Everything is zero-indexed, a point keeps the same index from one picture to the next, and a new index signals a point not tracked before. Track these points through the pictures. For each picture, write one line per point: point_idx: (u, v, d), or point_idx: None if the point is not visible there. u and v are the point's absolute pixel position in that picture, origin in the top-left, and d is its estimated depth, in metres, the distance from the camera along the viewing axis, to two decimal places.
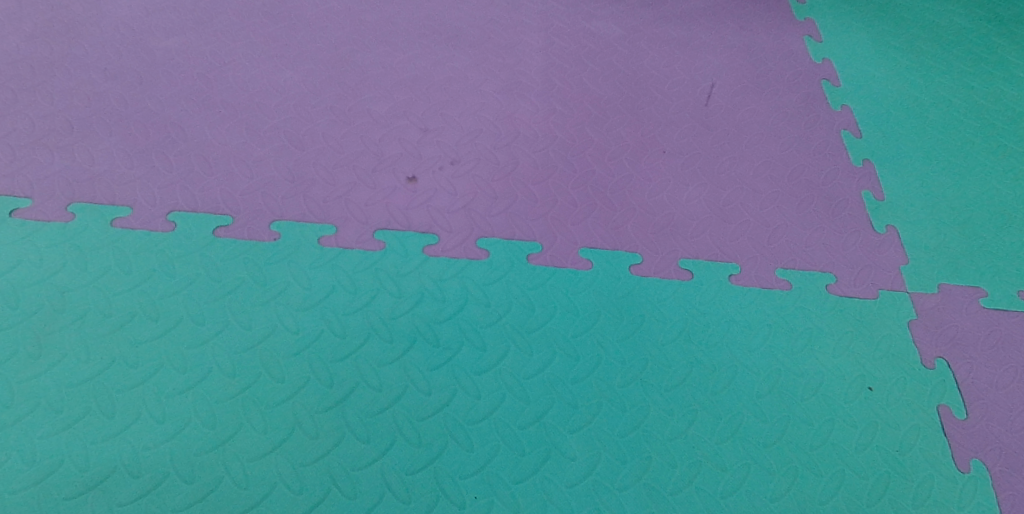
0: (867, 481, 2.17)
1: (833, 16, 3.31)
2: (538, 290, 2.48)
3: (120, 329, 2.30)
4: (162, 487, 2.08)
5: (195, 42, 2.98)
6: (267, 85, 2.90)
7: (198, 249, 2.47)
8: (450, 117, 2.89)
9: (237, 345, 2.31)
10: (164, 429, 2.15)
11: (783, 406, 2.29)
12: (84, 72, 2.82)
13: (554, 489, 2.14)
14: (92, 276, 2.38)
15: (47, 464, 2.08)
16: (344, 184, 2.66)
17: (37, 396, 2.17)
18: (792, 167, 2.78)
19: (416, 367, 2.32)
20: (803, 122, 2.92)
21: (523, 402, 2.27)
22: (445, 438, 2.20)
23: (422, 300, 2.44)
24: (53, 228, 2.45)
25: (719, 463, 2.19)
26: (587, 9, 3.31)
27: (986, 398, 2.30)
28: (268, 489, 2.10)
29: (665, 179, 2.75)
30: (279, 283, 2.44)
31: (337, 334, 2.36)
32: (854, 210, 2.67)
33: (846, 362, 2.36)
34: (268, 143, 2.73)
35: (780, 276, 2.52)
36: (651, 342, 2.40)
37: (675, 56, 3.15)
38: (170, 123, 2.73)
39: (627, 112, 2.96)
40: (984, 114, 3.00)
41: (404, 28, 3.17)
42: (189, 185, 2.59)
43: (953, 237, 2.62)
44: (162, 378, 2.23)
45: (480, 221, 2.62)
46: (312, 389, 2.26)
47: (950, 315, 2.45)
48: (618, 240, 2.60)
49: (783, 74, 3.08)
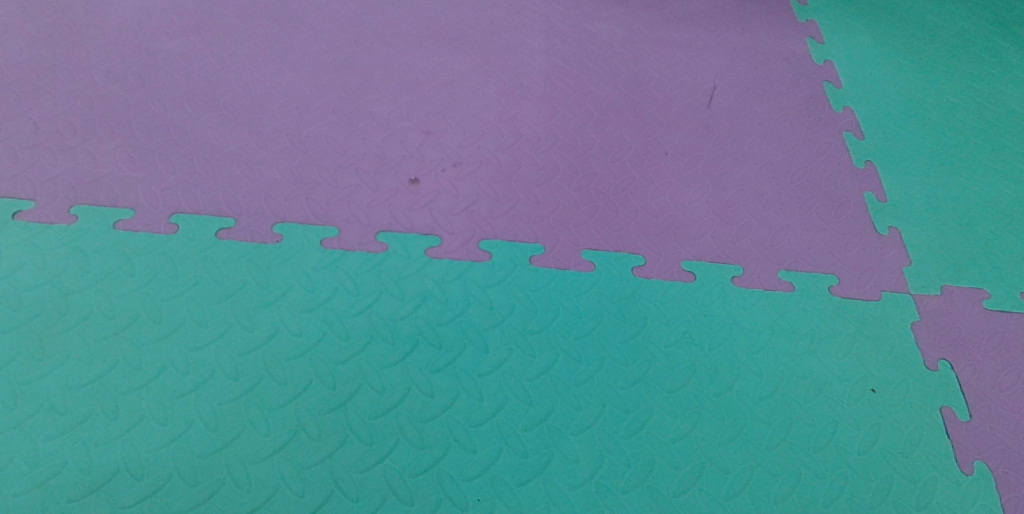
0: (870, 484, 2.17)
1: (832, 17, 3.31)
2: (541, 292, 2.48)
3: (123, 332, 2.30)
4: (164, 490, 2.08)
5: (197, 45, 2.98)
6: (269, 88, 2.90)
7: (201, 251, 2.47)
8: (452, 119, 2.89)
9: (239, 346, 2.31)
10: (166, 432, 2.15)
11: (786, 408, 2.28)
12: (86, 75, 2.82)
13: (557, 492, 2.14)
14: (95, 279, 2.38)
15: (50, 467, 2.08)
16: (346, 186, 2.66)
17: (40, 398, 2.17)
18: (795, 168, 2.78)
19: (418, 370, 2.31)
20: (806, 123, 2.91)
21: (526, 404, 2.27)
22: (448, 441, 2.20)
23: (425, 302, 2.44)
24: (56, 230, 2.45)
25: (722, 466, 2.19)
26: (588, 11, 3.31)
27: (990, 400, 2.30)
28: (272, 491, 2.10)
29: (669, 181, 2.75)
30: (281, 285, 2.44)
31: (341, 337, 2.36)
32: (859, 210, 2.67)
33: (848, 364, 2.36)
34: (271, 145, 2.73)
35: (782, 278, 2.52)
36: (654, 344, 2.39)
37: (678, 57, 3.15)
38: (173, 125, 2.73)
39: (628, 114, 2.96)
40: (987, 115, 3.00)
41: (405, 30, 3.17)
42: (191, 187, 2.59)
43: (956, 238, 2.62)
44: (164, 381, 2.23)
45: (481, 224, 2.62)
46: (314, 391, 2.26)
47: (953, 316, 2.45)
48: (621, 241, 2.60)
49: (786, 75, 3.08)
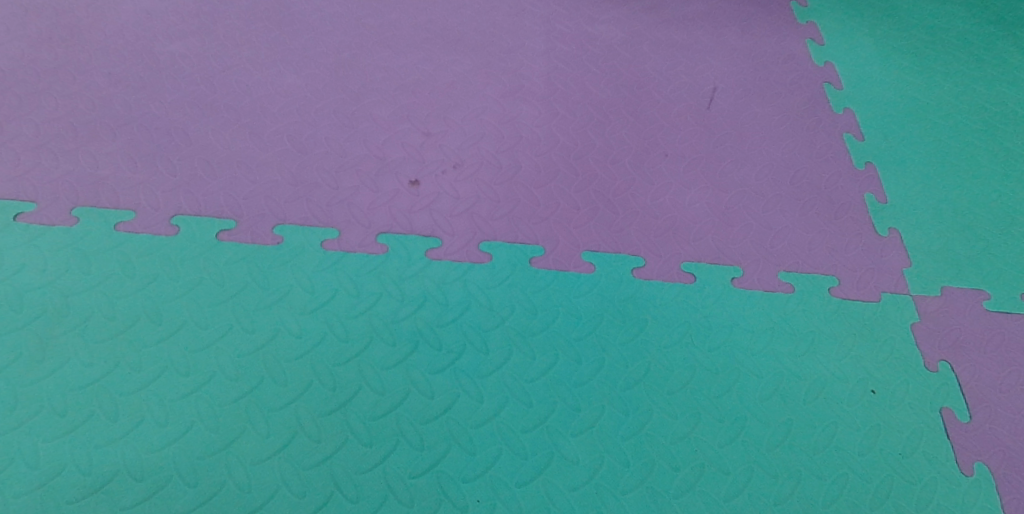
0: (869, 482, 2.20)
1: (835, 19, 3.37)
2: (541, 294, 2.48)
3: (124, 333, 2.25)
4: (164, 491, 2.03)
5: (197, 44, 2.94)
6: (271, 88, 2.87)
7: (203, 252, 2.44)
8: (454, 120, 2.88)
9: (241, 348, 2.27)
10: (166, 433, 2.11)
11: (786, 409, 2.31)
12: (85, 74, 2.77)
13: (557, 492, 2.13)
14: (94, 279, 2.34)
15: (48, 469, 2.03)
16: (349, 188, 2.64)
17: (40, 400, 2.12)
18: (788, 172, 2.82)
19: (418, 370, 2.29)
20: (797, 127, 2.96)
21: (526, 405, 2.26)
22: (448, 442, 2.18)
23: (425, 303, 2.42)
24: (54, 230, 2.40)
25: (722, 466, 2.20)
26: (588, 14, 3.33)
27: (989, 402, 2.34)
28: (271, 493, 2.06)
29: (665, 183, 2.77)
30: (282, 286, 2.41)
31: (340, 337, 2.33)
32: (851, 214, 2.72)
33: (847, 364, 2.40)
34: (273, 146, 2.71)
35: (782, 279, 2.56)
36: (654, 346, 2.40)
37: (677, 60, 3.18)
38: (173, 124, 2.69)
39: (625, 116, 2.97)
40: (984, 118, 3.07)
41: (407, 31, 3.16)
42: (192, 188, 2.55)
43: (954, 240, 2.68)
44: (165, 382, 2.19)
45: (483, 225, 2.61)
46: (314, 393, 2.22)
47: (953, 319, 2.50)
48: (622, 244, 2.61)
49: (781, 79, 3.12)
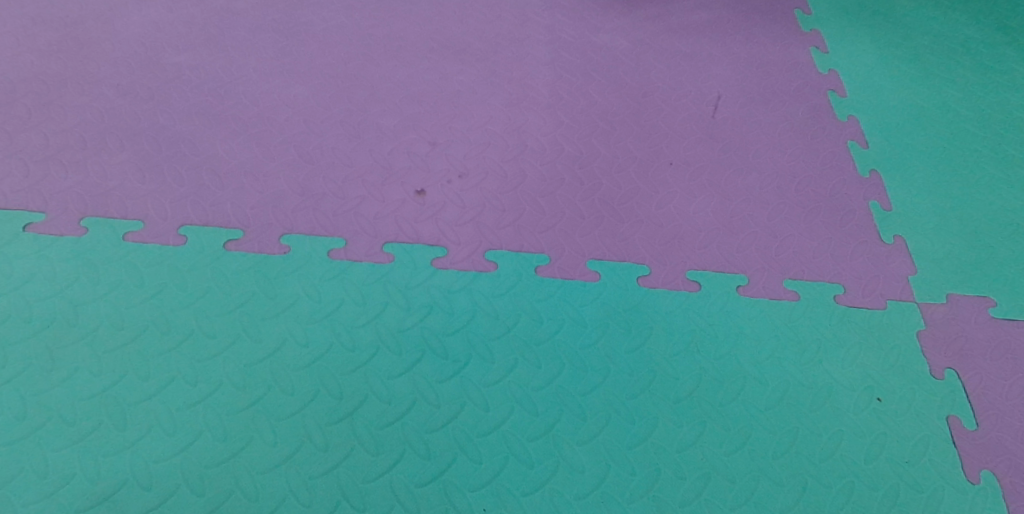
0: (876, 492, 2.19)
1: (837, 28, 3.37)
2: (547, 303, 2.47)
3: (132, 343, 2.26)
4: (172, 501, 2.04)
5: (206, 58, 2.97)
6: (278, 100, 2.88)
7: (209, 262, 2.44)
8: (459, 130, 2.88)
9: (249, 358, 2.27)
10: (176, 443, 2.11)
11: (793, 417, 2.30)
12: (97, 88, 2.80)
13: (563, 501, 2.12)
14: (103, 290, 2.34)
15: (58, 478, 2.03)
16: (355, 198, 2.64)
17: (50, 411, 2.12)
18: (795, 180, 2.82)
19: (425, 380, 2.29)
20: (804, 135, 2.96)
21: (533, 415, 2.25)
22: (455, 451, 2.18)
23: (433, 312, 2.42)
24: (64, 241, 2.42)
25: (728, 475, 2.19)
26: (593, 24, 3.34)
27: (995, 409, 2.33)
28: (280, 502, 2.06)
29: (672, 192, 2.77)
30: (290, 296, 2.40)
31: (349, 348, 2.33)
32: (858, 222, 2.72)
33: (854, 373, 2.39)
34: (280, 156, 2.71)
35: (787, 287, 2.55)
36: (661, 354, 2.39)
37: (681, 69, 3.18)
38: (182, 137, 2.71)
39: (632, 125, 2.97)
40: (988, 126, 3.06)
41: (413, 42, 3.17)
42: (200, 199, 2.56)
43: (959, 248, 2.68)
44: (174, 393, 2.19)
45: (489, 234, 2.60)
46: (323, 404, 2.22)
47: (959, 327, 2.49)
48: (628, 252, 2.60)
49: (786, 88, 3.13)
